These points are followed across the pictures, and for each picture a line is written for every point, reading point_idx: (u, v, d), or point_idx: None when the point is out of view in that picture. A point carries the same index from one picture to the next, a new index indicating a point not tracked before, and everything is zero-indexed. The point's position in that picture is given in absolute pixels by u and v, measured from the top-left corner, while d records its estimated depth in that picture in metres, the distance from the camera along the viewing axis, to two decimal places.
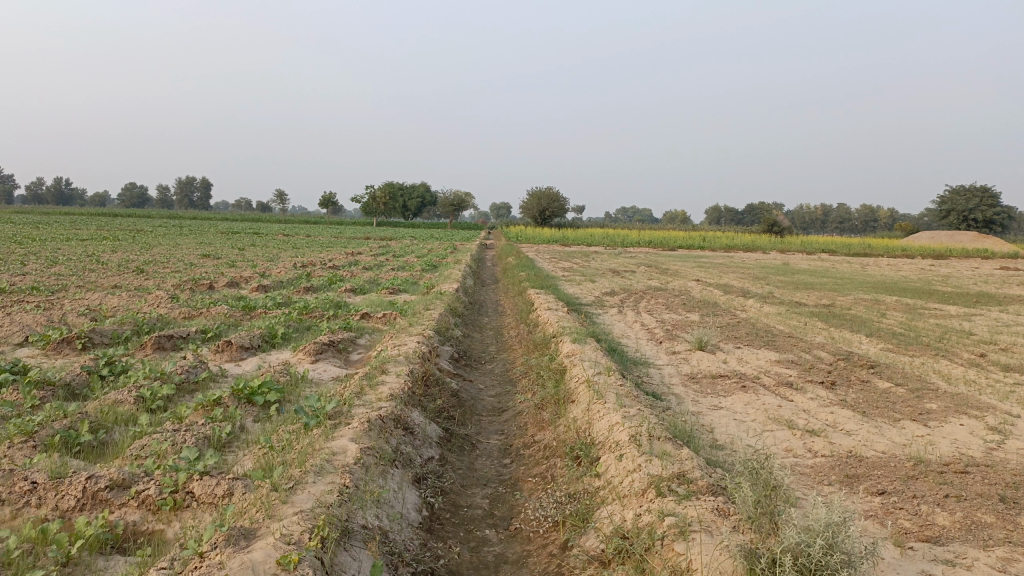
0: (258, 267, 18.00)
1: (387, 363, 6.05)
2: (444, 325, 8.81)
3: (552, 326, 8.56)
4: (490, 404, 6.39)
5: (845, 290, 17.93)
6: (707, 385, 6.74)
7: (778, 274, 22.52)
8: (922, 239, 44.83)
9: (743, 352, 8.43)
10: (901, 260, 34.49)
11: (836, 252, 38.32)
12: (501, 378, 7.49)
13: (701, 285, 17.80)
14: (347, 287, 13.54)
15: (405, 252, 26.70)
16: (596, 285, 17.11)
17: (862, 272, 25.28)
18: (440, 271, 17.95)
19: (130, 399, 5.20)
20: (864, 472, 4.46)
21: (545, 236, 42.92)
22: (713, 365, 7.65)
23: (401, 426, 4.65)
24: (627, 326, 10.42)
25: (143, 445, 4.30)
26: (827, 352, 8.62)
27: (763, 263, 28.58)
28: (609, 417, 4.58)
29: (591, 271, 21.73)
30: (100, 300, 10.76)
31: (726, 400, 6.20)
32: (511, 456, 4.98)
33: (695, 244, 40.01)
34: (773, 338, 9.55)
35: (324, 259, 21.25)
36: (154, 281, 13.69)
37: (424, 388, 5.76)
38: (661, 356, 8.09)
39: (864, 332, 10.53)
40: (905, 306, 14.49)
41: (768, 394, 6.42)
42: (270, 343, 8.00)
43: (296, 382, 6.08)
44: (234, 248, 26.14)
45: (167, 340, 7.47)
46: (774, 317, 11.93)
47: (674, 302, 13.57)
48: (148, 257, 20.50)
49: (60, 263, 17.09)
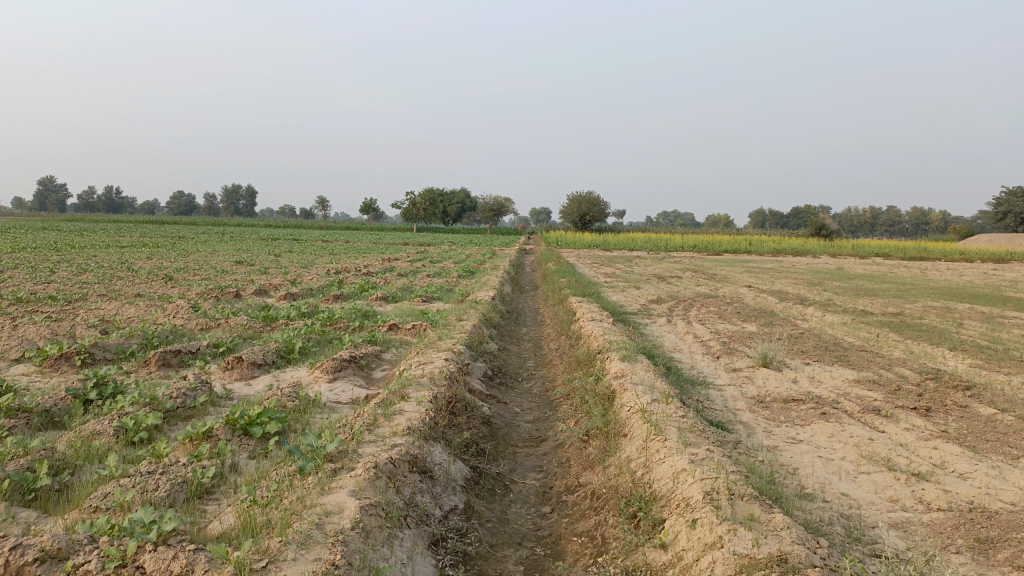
0: (290, 274, 17.38)
1: (407, 387, 5.22)
2: (478, 338, 7.97)
3: (597, 340, 7.67)
4: (527, 433, 5.54)
5: (910, 297, 16.69)
6: (779, 411, 5.80)
7: (834, 279, 21.30)
8: (980, 243, 42.83)
9: (814, 369, 7.45)
10: (961, 263, 32.80)
11: (890, 256, 36.72)
12: (540, 400, 6.64)
13: (754, 291, 16.74)
14: (379, 295, 12.83)
15: (442, 257, 26.11)
16: (641, 292, 16.18)
17: (921, 277, 23.88)
18: (476, 278, 17.20)
19: (109, 430, 4.48)
20: (999, 535, 3.52)
21: (586, 241, 41.93)
22: (782, 385, 6.71)
23: (417, 470, 3.81)
24: (678, 338, 9.48)
25: (105, 494, 3.56)
26: (911, 370, 7.58)
27: (816, 267, 27.29)
28: (676, 461, 3.70)
29: (635, 276, 20.86)
30: (117, 309, 10.17)
31: (805, 431, 5.26)
32: (552, 504, 4.12)
33: (741, 248, 38.80)
34: (845, 352, 8.51)
35: (358, 266, 20.62)
36: (180, 289, 13.11)
37: (450, 417, 4.92)
38: (721, 374, 7.15)
39: (945, 346, 9.40)
40: (980, 315, 13.27)
41: (854, 424, 5.45)
42: (286, 359, 7.28)
43: (306, 409, 5.30)
44: (269, 255, 25.79)
45: (174, 356, 6.80)
46: (840, 327, 10.88)
47: (727, 311, 12.59)
48: (182, 263, 20.10)
49: (89, 270, 16.70)
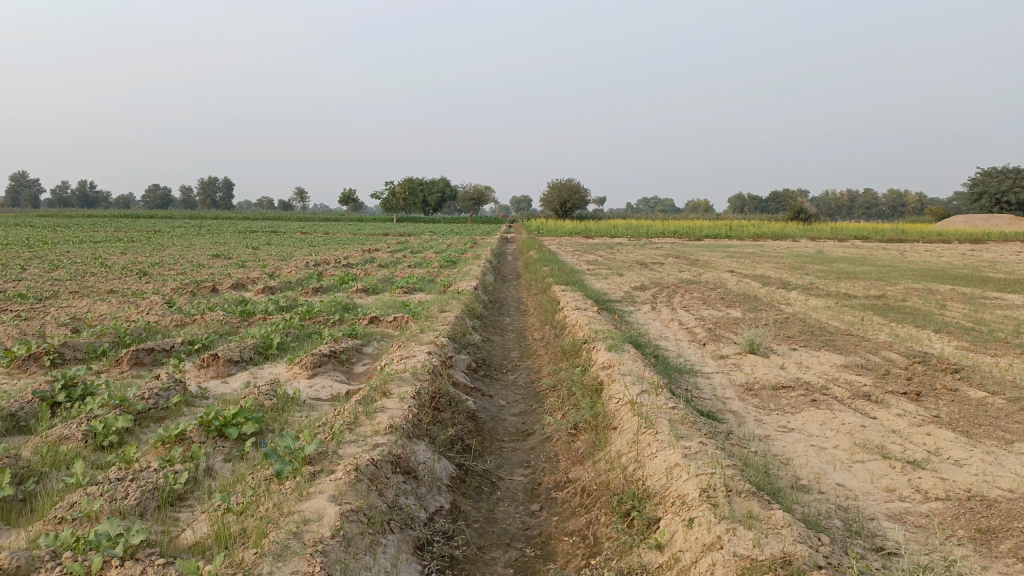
0: (268, 267, 17.10)
1: (389, 383, 5.05)
2: (461, 330, 7.81)
3: (582, 329, 7.54)
4: (513, 427, 5.41)
5: (891, 279, 16.72)
6: (769, 399, 5.70)
7: (815, 263, 21.35)
8: (957, 224, 43.19)
9: (802, 355, 7.37)
10: (938, 245, 33.01)
11: (869, 238, 36.90)
12: (525, 391, 6.50)
13: (737, 277, 16.70)
14: (359, 287, 12.62)
15: (424, 247, 25.87)
16: (624, 279, 16.08)
17: (900, 260, 24.00)
18: (458, 268, 17.02)
19: (77, 435, 4.28)
20: (1000, 525, 3.43)
21: (567, 228, 41.83)
22: (770, 372, 6.61)
23: (400, 471, 3.66)
24: (664, 325, 9.37)
25: (71, 504, 3.37)
26: (898, 354, 7.52)
27: (796, 251, 27.33)
28: (669, 455, 3.57)
29: (617, 263, 20.78)
30: (90, 307, 9.90)
31: (797, 419, 5.16)
32: (541, 501, 3.99)
33: (722, 233, 38.85)
34: (832, 337, 8.45)
35: (338, 258, 20.37)
36: (155, 284, 12.82)
37: (434, 413, 4.76)
38: (709, 362, 7.05)
39: (930, 328, 9.37)
40: (962, 296, 13.30)
41: (845, 410, 5.36)
42: (264, 355, 7.09)
43: (284, 408, 5.13)
44: (247, 248, 25.45)
45: (147, 354, 6.60)
46: (825, 311, 10.83)
47: (711, 296, 12.51)
48: (158, 258, 19.73)
49: (61, 266, 16.33)
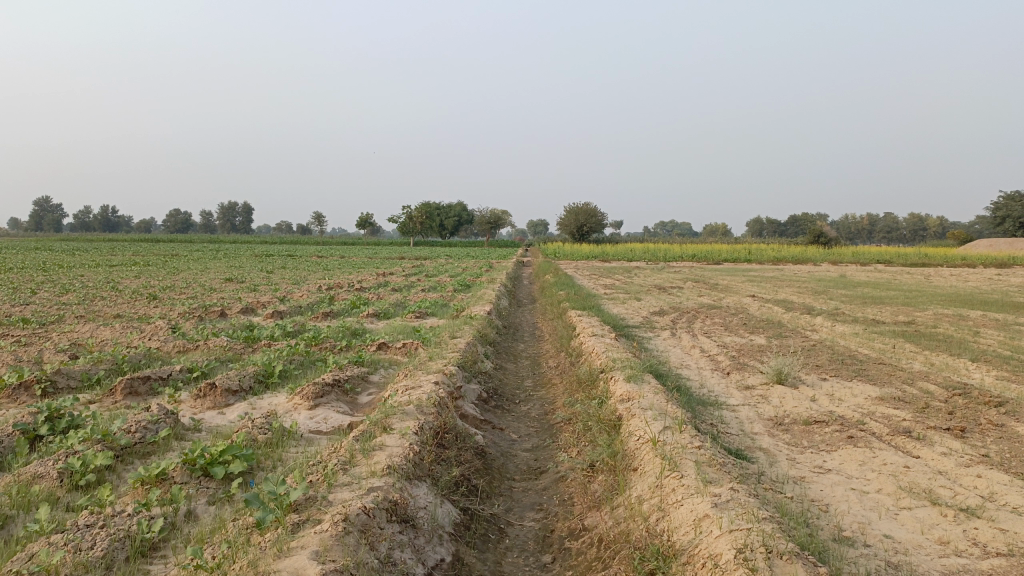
0: (280, 291, 16.88)
1: (390, 417, 4.69)
2: (472, 358, 7.46)
3: (599, 357, 7.16)
4: (524, 464, 5.02)
5: (918, 304, 16.18)
6: (802, 435, 5.28)
7: (838, 288, 20.84)
8: (981, 248, 42.42)
9: (833, 386, 6.94)
10: (963, 269, 32.31)
11: (892, 262, 36.25)
12: (539, 424, 6.12)
13: (759, 301, 16.26)
14: (370, 311, 12.30)
15: (439, 271, 25.67)
16: (642, 303, 15.69)
17: (925, 284, 23.40)
18: (472, 292, 16.72)
19: (51, 473, 3.95)
20: None
21: (584, 252, 41.48)
22: (801, 405, 6.19)
23: (397, 519, 3.30)
24: (684, 353, 8.95)
25: (29, 556, 3.02)
26: (936, 385, 7.06)
27: (818, 275, 26.76)
28: (697, 505, 3.19)
29: (635, 287, 20.41)
30: (93, 332, 9.64)
31: (834, 458, 4.75)
32: (553, 552, 3.61)
33: (741, 257, 38.35)
34: (863, 366, 8.01)
35: (352, 281, 20.09)
36: (163, 309, 12.58)
37: (438, 450, 4.40)
38: (734, 393, 6.63)
39: (966, 356, 8.90)
40: (994, 323, 12.75)
41: (886, 449, 4.93)
42: (265, 383, 6.76)
43: (279, 444, 4.78)
44: (262, 271, 25.27)
45: (142, 383, 6.28)
46: (853, 338, 10.37)
47: (733, 322, 12.08)
48: (170, 281, 19.56)
49: (72, 290, 16.15)
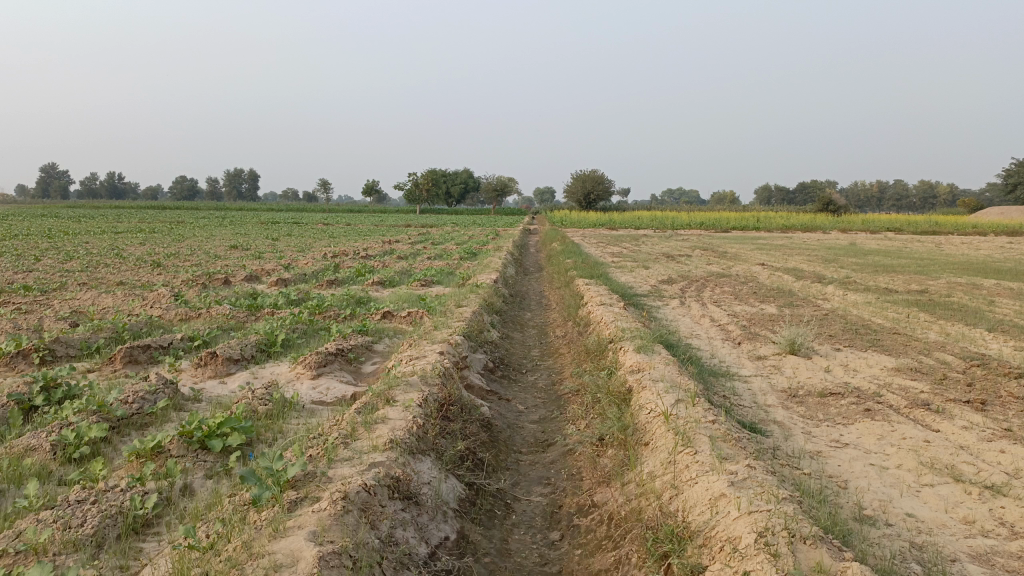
0: (285, 258, 16.73)
1: (394, 389, 4.55)
2: (478, 327, 7.31)
3: (608, 327, 7.00)
4: (531, 437, 4.89)
5: (930, 272, 15.94)
6: (818, 408, 5.13)
7: (848, 255, 20.59)
8: (992, 215, 41.97)
9: (848, 356, 6.77)
10: (974, 237, 31.97)
11: (902, 230, 35.89)
12: (546, 395, 5.99)
13: (768, 270, 16.04)
14: (375, 279, 12.15)
15: (445, 238, 25.46)
16: (650, 272, 15.51)
17: (936, 252, 23.13)
18: (478, 260, 16.56)
19: (44, 446, 3.84)
20: None
21: (591, 219, 41.20)
22: (815, 376, 6.04)
23: (399, 496, 3.17)
24: (693, 322, 8.79)
25: (17, 534, 2.91)
26: (953, 356, 6.89)
27: (827, 243, 26.48)
28: (712, 483, 3.04)
29: (643, 255, 20.21)
30: (95, 299, 9.53)
31: (851, 432, 4.60)
32: (561, 529, 3.48)
33: (749, 225, 38.01)
34: (877, 336, 7.83)
35: (357, 250, 19.94)
36: (166, 276, 12.45)
37: (443, 422, 4.26)
38: (746, 364, 6.48)
39: (982, 326, 8.71)
40: (1010, 292, 12.53)
41: (905, 423, 4.77)
42: (267, 352, 6.64)
43: (280, 415, 4.65)
44: (267, 238, 25.11)
45: (142, 352, 6.16)
46: (865, 307, 10.19)
47: (743, 291, 11.89)
48: (174, 249, 19.43)
49: (76, 257, 16.05)
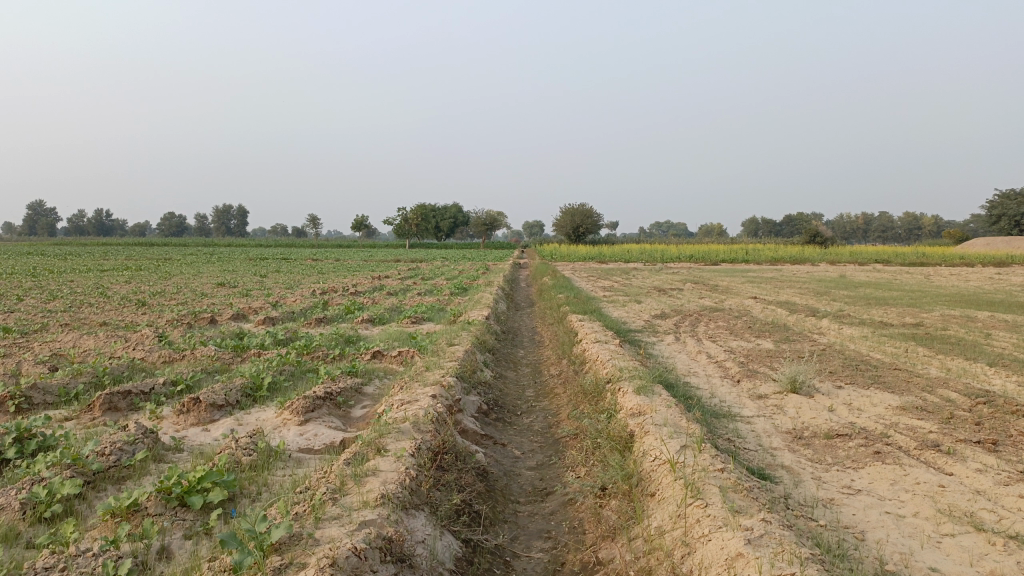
0: (273, 296, 16.49)
1: (385, 437, 4.34)
2: (471, 367, 7.12)
3: (604, 366, 6.82)
4: (529, 484, 4.69)
5: (923, 305, 15.87)
6: (825, 450, 4.95)
7: (840, 288, 20.56)
8: (978, 247, 42.26)
9: (850, 394, 6.61)
10: (962, 268, 32.10)
11: (889, 262, 36.03)
12: (543, 438, 5.79)
13: (761, 304, 15.93)
14: (364, 317, 11.94)
15: (435, 273, 25.32)
16: (642, 306, 15.39)
17: (927, 284, 23.14)
18: (469, 295, 16.38)
19: (13, 505, 3.60)
20: None
21: (580, 253, 41.18)
22: (820, 415, 5.86)
23: (392, 559, 2.96)
24: (690, 359, 8.61)
25: None
26: (957, 392, 6.73)
27: (818, 276, 26.49)
28: (727, 541, 2.85)
29: (634, 289, 20.10)
30: (76, 341, 9.27)
31: (862, 477, 4.42)
32: None
33: (738, 257, 38.08)
34: (878, 372, 7.68)
35: (347, 285, 19.71)
36: (151, 316, 12.20)
37: (437, 473, 4.06)
38: (748, 403, 6.30)
39: (982, 360, 8.58)
40: (1004, 324, 12.45)
41: (917, 466, 4.60)
42: (253, 397, 6.41)
43: (265, 467, 4.43)
44: (255, 275, 24.88)
45: (123, 399, 5.93)
46: (862, 341, 10.06)
47: (737, 326, 11.75)
48: (160, 287, 19.14)
49: (59, 297, 15.75)
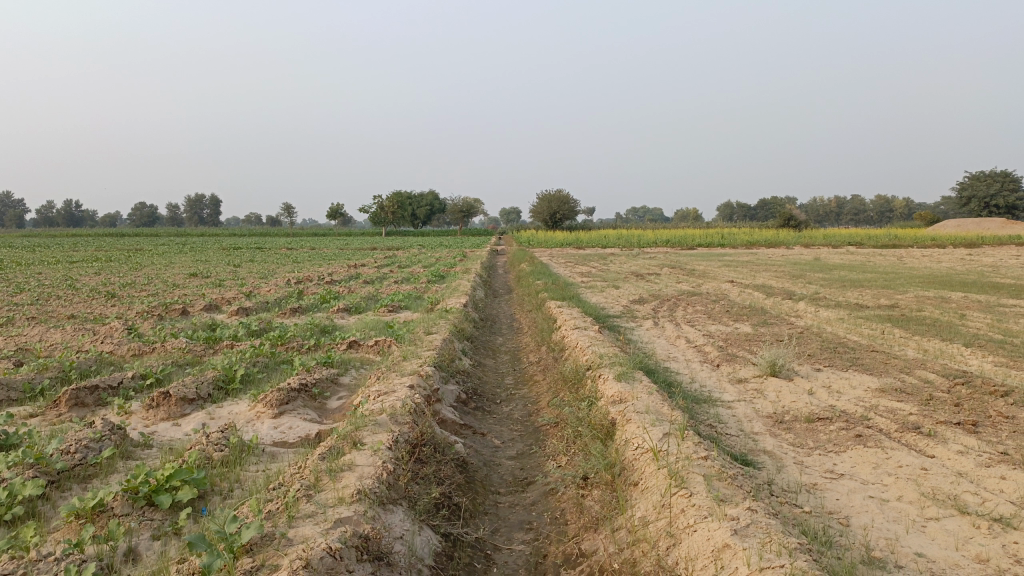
0: (247, 286, 16.25)
1: (361, 430, 4.22)
2: (449, 356, 7.01)
3: (584, 353, 6.74)
4: (510, 475, 4.60)
5: (897, 286, 15.99)
6: (807, 434, 4.91)
7: (815, 271, 20.66)
8: (948, 228, 42.79)
9: (830, 377, 6.59)
10: (934, 250, 32.46)
11: (863, 244, 36.34)
12: (523, 427, 5.70)
13: (738, 287, 15.95)
14: (340, 306, 11.77)
15: (412, 261, 25.13)
16: (620, 291, 15.34)
17: (900, 265, 23.36)
18: (447, 283, 16.25)
19: None
20: None
21: (557, 239, 41.10)
22: (800, 399, 5.83)
23: (369, 557, 2.86)
24: (670, 344, 8.57)
25: None
26: (936, 374, 6.73)
27: (793, 258, 26.65)
28: (712, 532, 2.78)
29: (612, 275, 20.07)
30: (43, 335, 9.03)
31: (845, 462, 4.38)
32: None
33: (714, 242, 38.22)
34: (856, 354, 7.68)
35: (322, 274, 19.49)
36: (121, 308, 11.94)
37: (415, 465, 3.96)
38: (728, 388, 6.25)
39: (958, 341, 8.62)
40: (978, 305, 12.56)
41: (899, 450, 4.57)
42: (226, 390, 6.26)
43: (237, 463, 4.30)
44: (229, 265, 24.52)
45: (89, 394, 5.75)
46: (840, 324, 10.08)
47: (716, 310, 11.73)
48: (131, 278, 18.79)
49: (26, 290, 15.39)
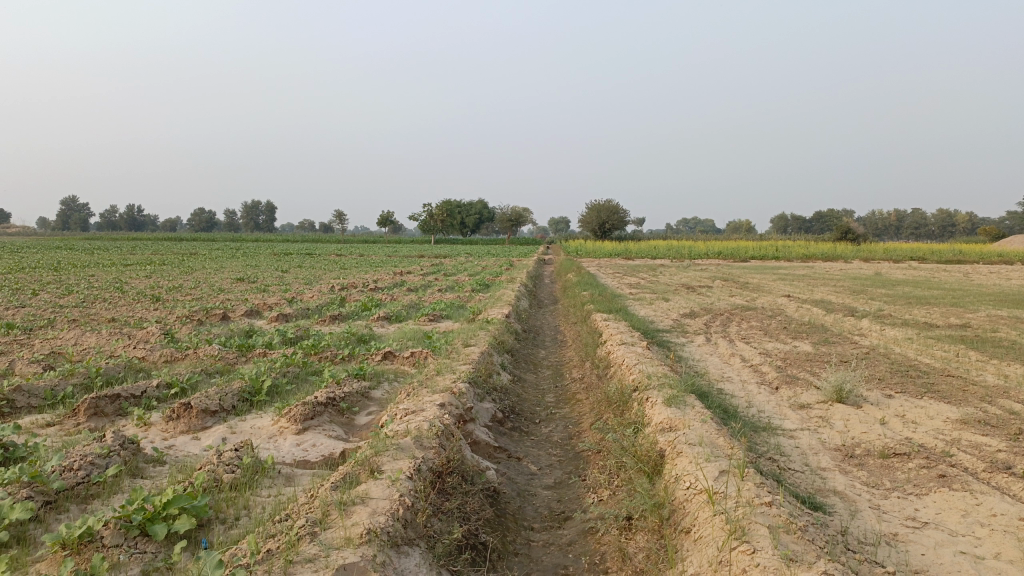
0: (290, 292, 16.09)
1: (381, 455, 3.84)
2: (486, 370, 6.61)
3: (630, 372, 6.26)
4: (545, 507, 4.17)
5: (966, 304, 15.12)
6: (882, 472, 4.36)
7: (876, 286, 19.76)
8: (1016, 244, 40.99)
9: (902, 405, 5.99)
10: (1002, 266, 31.02)
11: (925, 259, 35.00)
12: (562, 452, 5.25)
13: (795, 302, 15.26)
14: (380, 314, 11.47)
15: (458, 269, 24.77)
16: (670, 304, 14.76)
17: (967, 282, 22.27)
18: (491, 292, 15.88)
19: None
20: None
21: (607, 249, 40.50)
22: (872, 430, 5.26)
23: None
24: (723, 363, 8.04)
25: None
26: (1022, 403, 6.08)
27: (852, 273, 25.64)
28: None
29: (662, 287, 19.48)
30: (79, 338, 8.88)
31: (928, 507, 3.83)
32: None
33: (769, 253, 37.21)
34: (930, 379, 7.03)
35: (367, 281, 19.32)
36: (163, 312, 11.83)
37: (438, 498, 3.56)
38: (790, 415, 5.71)
39: None
40: None
41: (990, 494, 4.00)
42: (252, 401, 5.96)
43: (248, 487, 3.95)
44: (277, 270, 24.52)
45: (109, 404, 5.49)
46: (908, 344, 9.40)
47: (772, 326, 11.11)
48: (179, 282, 18.87)
49: (75, 292, 15.47)
